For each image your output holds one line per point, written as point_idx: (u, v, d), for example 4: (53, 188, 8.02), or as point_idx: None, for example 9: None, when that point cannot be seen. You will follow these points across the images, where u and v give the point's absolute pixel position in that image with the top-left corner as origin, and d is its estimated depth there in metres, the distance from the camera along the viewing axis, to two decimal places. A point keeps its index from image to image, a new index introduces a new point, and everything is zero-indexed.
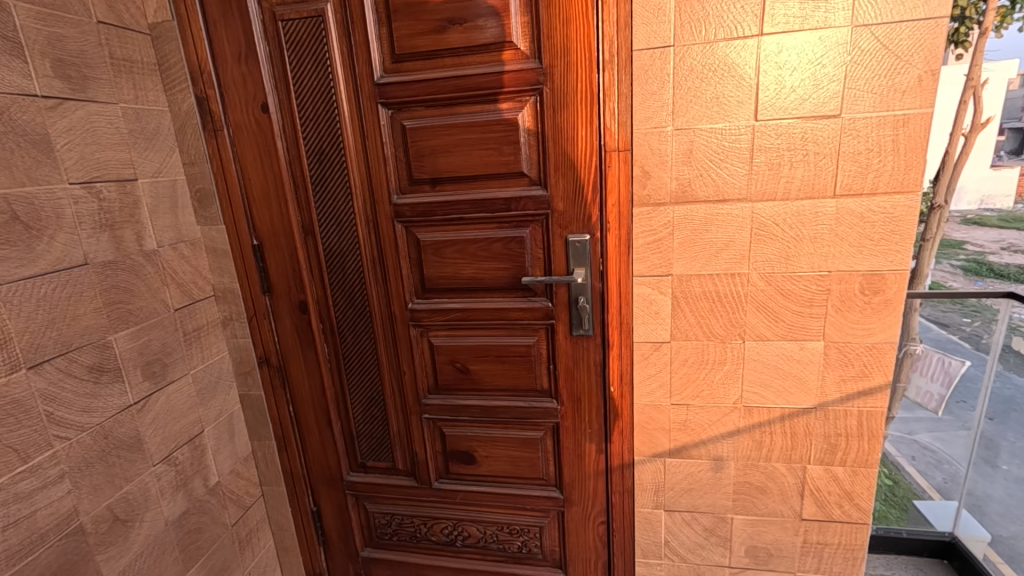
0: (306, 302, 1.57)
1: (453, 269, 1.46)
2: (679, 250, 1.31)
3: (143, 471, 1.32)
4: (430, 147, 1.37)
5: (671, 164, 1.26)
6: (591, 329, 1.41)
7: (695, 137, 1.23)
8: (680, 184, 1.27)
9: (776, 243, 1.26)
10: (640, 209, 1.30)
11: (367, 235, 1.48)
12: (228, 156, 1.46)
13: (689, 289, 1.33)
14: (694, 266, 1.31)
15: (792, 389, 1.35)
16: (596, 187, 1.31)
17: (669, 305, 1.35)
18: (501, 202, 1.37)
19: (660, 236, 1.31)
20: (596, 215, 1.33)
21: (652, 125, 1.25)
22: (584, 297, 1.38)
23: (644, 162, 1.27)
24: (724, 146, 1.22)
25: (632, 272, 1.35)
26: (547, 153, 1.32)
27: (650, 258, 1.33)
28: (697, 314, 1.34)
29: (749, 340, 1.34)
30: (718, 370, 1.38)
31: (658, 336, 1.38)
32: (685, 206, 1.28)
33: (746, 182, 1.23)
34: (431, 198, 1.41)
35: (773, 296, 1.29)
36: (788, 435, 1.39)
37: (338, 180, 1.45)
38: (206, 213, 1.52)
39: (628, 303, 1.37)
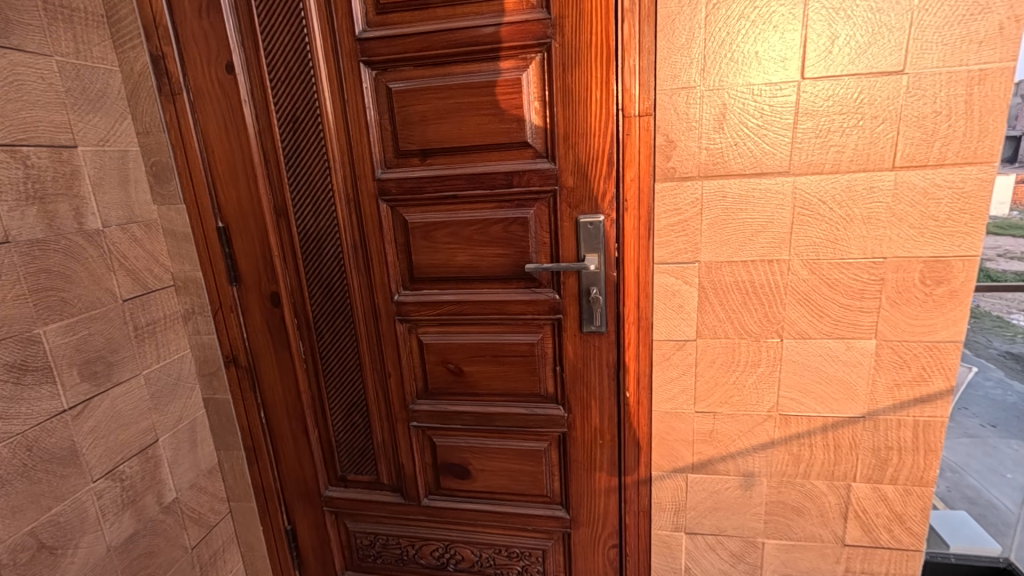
0: (279, 294, 1.38)
1: (446, 255, 1.27)
2: (708, 233, 1.12)
3: (78, 488, 1.13)
4: (420, 113, 1.19)
5: (701, 131, 1.08)
6: (604, 325, 1.23)
7: (728, 99, 1.05)
8: (710, 154, 1.08)
9: (822, 224, 1.08)
10: (663, 184, 1.12)
11: (347, 217, 1.29)
12: (188, 124, 1.27)
13: (719, 279, 1.15)
14: (726, 252, 1.13)
15: (836, 395, 1.17)
16: (611, 159, 1.13)
17: (695, 297, 1.17)
18: (501, 178, 1.19)
19: (686, 217, 1.12)
20: (612, 192, 1.15)
21: (678, 85, 1.06)
22: (597, 288, 1.20)
23: (669, 129, 1.09)
24: (762, 108, 1.04)
25: (652, 258, 1.16)
26: (556, 119, 1.14)
27: (674, 242, 1.14)
28: (728, 307, 1.16)
29: (788, 338, 1.16)
30: (750, 373, 1.19)
31: (681, 333, 1.20)
32: (717, 180, 1.09)
33: (789, 152, 1.05)
34: (421, 174, 1.23)
35: (817, 286, 1.11)
36: (831, 449, 1.21)
37: (314, 152, 1.26)
38: (163, 191, 1.33)
39: (648, 295, 1.19)
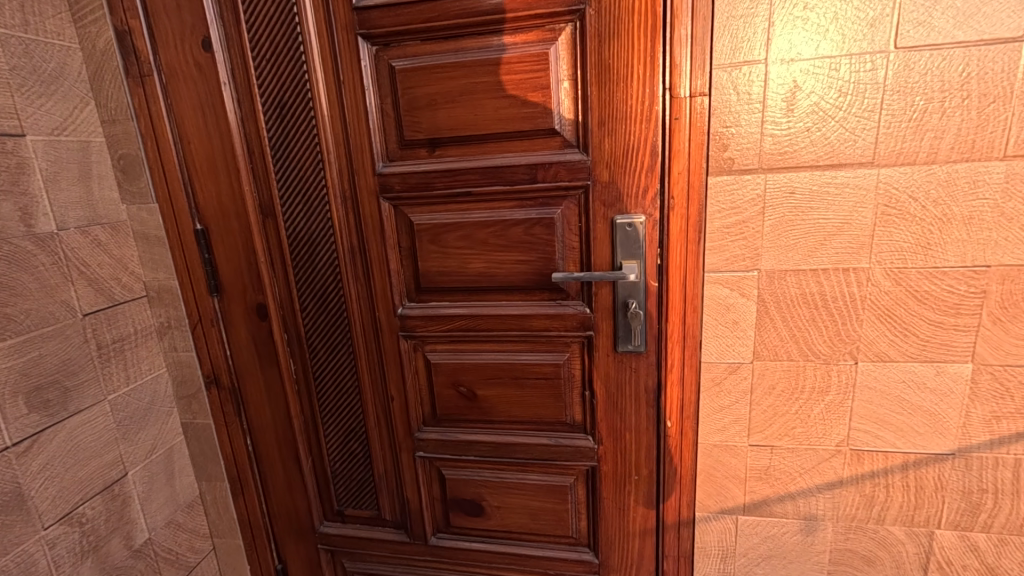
0: (266, 306, 1.21)
1: (458, 262, 1.09)
2: (771, 236, 0.94)
3: (24, 539, 0.97)
4: (428, 96, 1.01)
5: (766, 114, 0.90)
6: (643, 344, 1.05)
7: (800, 75, 0.87)
8: (777, 141, 0.90)
9: (912, 226, 0.89)
10: (718, 178, 0.94)
11: (343, 218, 1.11)
12: (160, 111, 1.10)
13: (783, 291, 0.97)
14: (792, 258, 0.95)
15: (920, 428, 0.99)
16: (655, 149, 0.96)
17: (752, 312, 0.99)
18: (524, 172, 1.02)
19: (744, 218, 0.95)
20: (655, 188, 0.97)
21: (738, 59, 0.89)
22: (635, 301, 1.02)
23: (726, 112, 0.91)
24: (843, 85, 0.86)
25: (702, 266, 0.98)
26: (590, 102, 0.96)
27: (729, 247, 0.97)
28: (792, 324, 0.98)
29: (864, 361, 0.97)
30: (817, 401, 1.01)
31: (735, 354, 1.02)
32: (784, 173, 0.91)
33: (875, 138, 0.87)
34: (429, 167, 1.05)
35: (903, 300, 0.93)
36: (912, 491, 1.02)
37: (305, 142, 1.08)
38: (133, 188, 1.15)
39: (696, 309, 1.01)
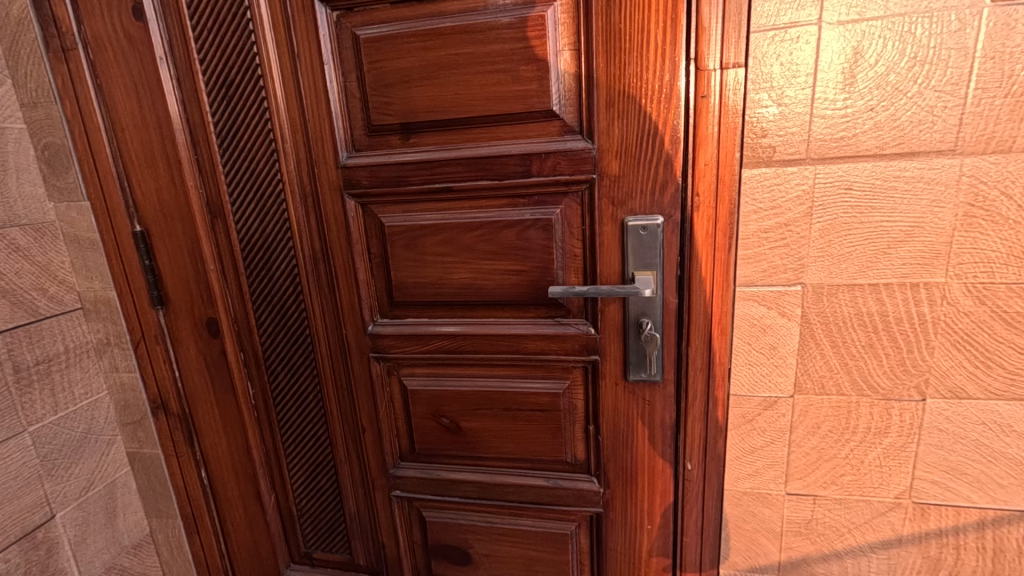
0: (218, 322, 1.04)
1: (437, 272, 0.91)
2: (821, 242, 0.76)
3: None
4: (400, 71, 0.83)
5: (817, 88, 0.71)
6: (659, 372, 0.87)
7: (863, 39, 0.69)
8: (831, 123, 0.72)
9: (1002, 231, 0.71)
10: (754, 171, 0.76)
11: (302, 219, 0.94)
12: (86, 92, 0.93)
13: (834, 310, 0.78)
14: (847, 270, 0.76)
15: (1001, 479, 0.80)
16: (675, 135, 0.78)
17: (795, 336, 0.80)
18: (515, 163, 0.84)
19: (787, 219, 0.76)
20: (676, 183, 0.79)
21: (783, 20, 0.70)
22: (650, 321, 0.84)
23: (766, 87, 0.73)
24: (921, 51, 0.68)
25: (733, 279, 0.80)
26: (595, 76, 0.78)
27: (767, 256, 0.78)
28: (844, 351, 0.80)
29: (934, 397, 0.79)
30: (873, 445, 0.83)
31: (771, 385, 0.84)
32: (839, 162, 0.73)
33: (959, 119, 0.68)
34: (402, 158, 0.87)
35: (988, 324, 0.74)
36: (989, 554, 0.83)
37: (256, 129, 0.91)
38: (61, 183, 0.99)
39: (724, 331, 0.83)
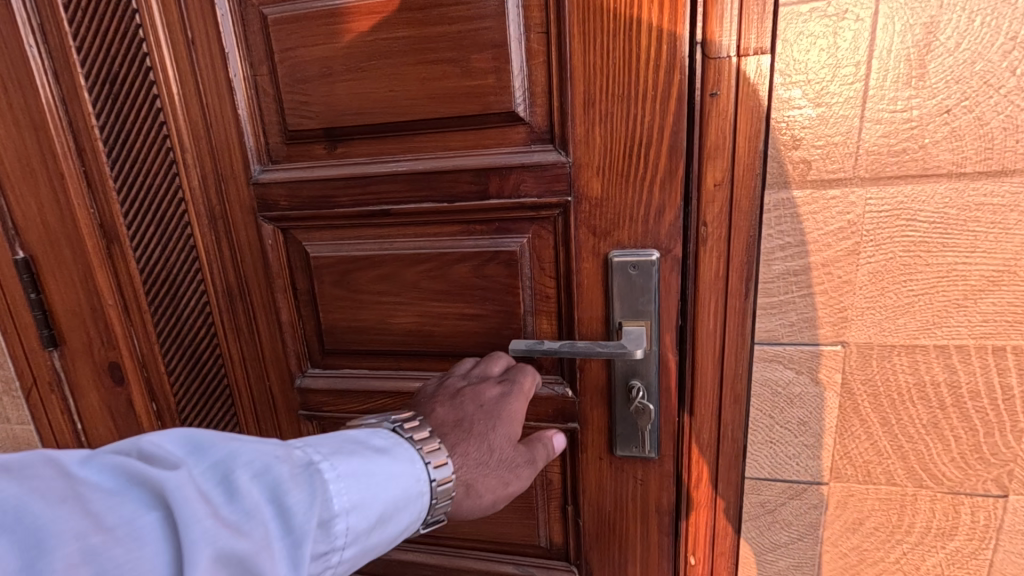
0: (121, 366, 0.86)
1: (375, 315, 0.73)
2: (872, 289, 0.57)
3: None
4: (320, 62, 0.64)
5: (872, 81, 0.52)
6: (653, 448, 0.68)
7: (937, 15, 0.49)
8: (889, 129, 0.53)
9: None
10: (781, 194, 0.56)
11: (211, 247, 0.76)
12: None
13: (888, 378, 0.59)
14: (907, 326, 0.57)
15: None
16: (676, 145, 0.58)
17: (833, 409, 0.62)
18: (468, 181, 0.65)
19: (825, 259, 0.57)
20: (675, 209, 0.60)
21: None
22: (642, 385, 0.65)
23: (800, 79, 0.53)
24: (1021, 31, 0.48)
25: (750, 334, 0.61)
26: (569, 67, 0.59)
27: (797, 306, 0.59)
28: (898, 430, 0.61)
29: (1015, 493, 0.60)
30: (932, 549, 0.63)
31: (799, 469, 0.65)
32: (901, 182, 0.54)
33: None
34: (329, 173, 0.69)
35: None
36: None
37: (149, 135, 0.72)
38: None
39: (738, 399, 0.64)
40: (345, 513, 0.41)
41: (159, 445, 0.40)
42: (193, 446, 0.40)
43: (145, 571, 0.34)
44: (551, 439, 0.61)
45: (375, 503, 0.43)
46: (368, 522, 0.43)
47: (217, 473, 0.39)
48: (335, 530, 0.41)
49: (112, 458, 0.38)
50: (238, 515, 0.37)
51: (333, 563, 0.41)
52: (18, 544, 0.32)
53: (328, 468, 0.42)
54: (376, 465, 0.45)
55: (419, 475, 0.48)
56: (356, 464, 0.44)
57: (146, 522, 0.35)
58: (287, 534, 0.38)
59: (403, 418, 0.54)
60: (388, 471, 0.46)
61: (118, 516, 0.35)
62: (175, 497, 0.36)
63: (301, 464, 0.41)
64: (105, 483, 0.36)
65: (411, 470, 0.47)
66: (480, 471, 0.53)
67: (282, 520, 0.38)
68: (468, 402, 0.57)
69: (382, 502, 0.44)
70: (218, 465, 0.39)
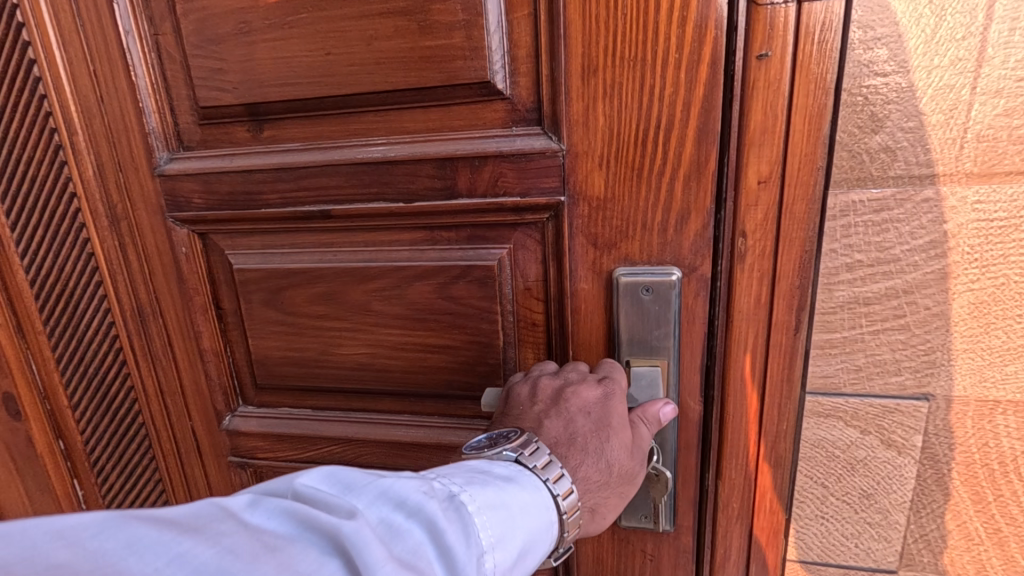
0: (15, 399, 0.65)
1: (316, 344, 0.57)
2: (973, 325, 0.42)
3: None
4: (235, 15, 0.49)
5: (993, 37, 0.37)
6: (668, 522, 0.52)
7: None
8: (1012, 105, 0.38)
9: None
10: (853, 197, 0.41)
11: (115, 255, 0.60)
12: None
13: (988, 443, 0.44)
14: (1019, 374, 0.42)
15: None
16: (708, 127, 0.43)
17: (909, 481, 0.46)
18: (430, 174, 0.49)
19: (908, 283, 0.42)
20: (704, 214, 0.45)
21: None
22: (655, 444, 0.50)
23: (889, 35, 0.38)
24: None
25: (799, 382, 0.46)
26: (563, 19, 0.43)
27: (866, 345, 0.44)
28: (996, 510, 0.45)
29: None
30: None
31: (861, 554, 0.49)
32: (1021, 179, 0.39)
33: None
34: (251, 163, 0.53)
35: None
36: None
37: (24, 111, 0.56)
38: None
39: (782, 465, 0.48)
40: (499, 552, 0.33)
41: (321, 484, 0.31)
42: (347, 481, 0.31)
43: None
44: (655, 413, 0.45)
45: (522, 541, 0.35)
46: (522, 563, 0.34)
47: (382, 514, 0.30)
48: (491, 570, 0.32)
49: (271, 500, 0.29)
50: (411, 553, 0.29)
51: None
52: None
53: (470, 498, 0.34)
54: (517, 497, 0.36)
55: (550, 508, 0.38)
56: (501, 497, 0.35)
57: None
58: None
59: (511, 439, 0.41)
60: (530, 504, 0.37)
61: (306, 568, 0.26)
62: (359, 544, 0.27)
63: (444, 500, 0.32)
64: (284, 528, 0.28)
65: (542, 507, 0.37)
66: (603, 496, 0.43)
67: (448, 559, 0.30)
68: (576, 411, 0.43)
69: (526, 536, 0.35)
70: (381, 501, 0.31)
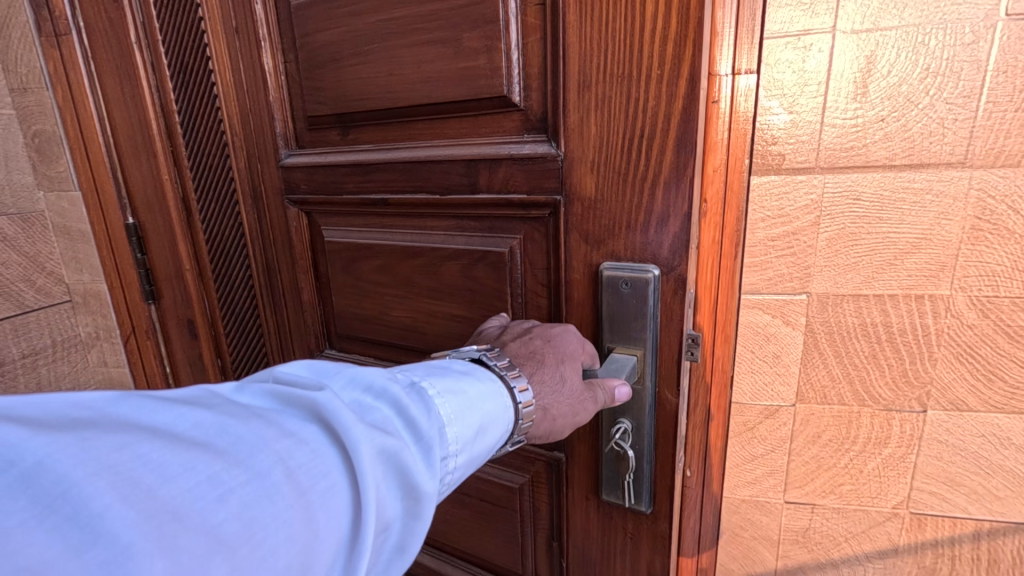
0: (195, 324, 0.89)
1: (377, 304, 0.71)
2: (827, 249, 0.65)
3: None
4: (331, 47, 0.64)
5: (827, 100, 0.60)
6: (645, 501, 0.56)
7: (876, 46, 0.57)
8: (841, 133, 0.61)
9: (1003, 246, 0.59)
10: (761, 179, 0.65)
11: (253, 227, 0.80)
12: (80, 85, 0.82)
13: (835, 319, 0.67)
14: (852, 280, 0.65)
15: (1000, 491, 0.68)
16: (684, 137, 0.46)
17: (798, 347, 0.69)
18: (458, 172, 0.59)
19: (793, 228, 0.65)
20: (681, 217, 0.48)
21: (795, 28, 0.59)
22: (630, 426, 0.54)
23: (777, 94, 0.62)
24: (933, 62, 0.56)
25: (738, 287, 0.68)
26: (563, 42, 0.50)
27: (771, 264, 0.67)
28: (845, 362, 0.68)
29: (934, 409, 0.67)
30: (872, 459, 0.70)
31: (770, 394, 0.72)
32: (850, 173, 0.62)
33: (968, 128, 0.57)
34: (339, 160, 0.68)
35: (991, 336, 0.63)
36: (985, 565, 0.71)
37: (208, 122, 0.78)
38: (53, 172, 0.90)
39: (728, 338, 0.69)
40: (457, 427, 0.40)
41: (292, 374, 0.37)
42: (323, 371, 0.38)
43: (332, 474, 0.31)
44: (611, 389, 0.49)
45: (479, 420, 0.42)
46: (474, 433, 0.41)
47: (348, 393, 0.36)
48: (452, 439, 0.39)
49: (260, 385, 0.35)
50: (383, 419, 0.36)
51: (450, 471, 0.39)
52: (226, 445, 0.29)
53: (427, 385, 0.41)
54: (470, 386, 0.43)
55: (505, 397, 0.45)
56: (454, 384, 0.42)
57: (314, 431, 0.32)
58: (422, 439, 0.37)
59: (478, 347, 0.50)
60: (481, 393, 0.43)
61: (291, 424, 0.32)
62: (337, 403, 0.34)
63: (404, 385, 0.40)
64: (266, 403, 0.34)
65: (496, 395, 0.45)
66: (555, 397, 0.48)
67: (412, 428, 0.37)
68: (537, 336, 0.52)
69: (481, 416, 0.42)
70: (353, 384, 0.38)
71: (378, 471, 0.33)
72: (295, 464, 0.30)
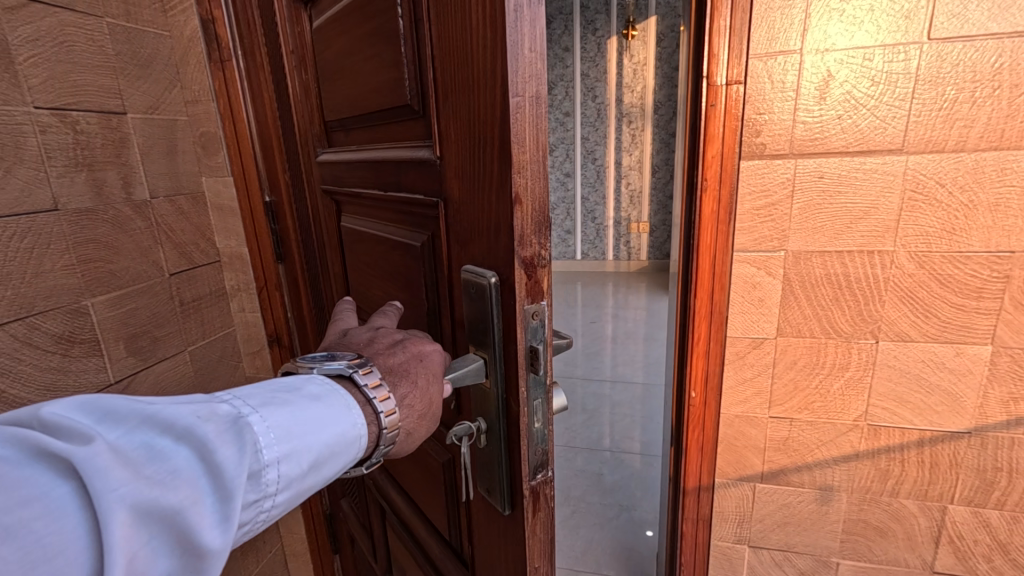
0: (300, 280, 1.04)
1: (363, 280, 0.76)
2: (799, 215, 0.75)
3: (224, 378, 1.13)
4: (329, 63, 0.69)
5: (795, 102, 0.71)
6: (505, 503, 0.48)
7: (831, 59, 0.69)
8: (808, 127, 0.72)
9: (935, 213, 0.70)
10: (750, 163, 0.75)
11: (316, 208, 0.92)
12: (236, 93, 0.98)
13: (804, 272, 0.77)
14: (818, 241, 0.75)
15: (937, 406, 0.77)
16: (505, 140, 0.38)
17: (777, 294, 0.79)
18: (389, 171, 0.60)
19: (774, 197, 0.75)
20: (508, 230, 0.41)
21: (774, 48, 0.70)
22: (482, 427, 0.48)
23: (760, 97, 0.73)
24: (878, 75, 0.68)
25: (731, 244, 0.78)
26: (432, 45, 0.45)
27: (756, 228, 0.77)
28: (811, 309, 0.78)
29: (884, 340, 0.77)
30: (836, 380, 0.80)
31: (759, 332, 0.81)
32: (815, 159, 0.73)
33: (904, 124, 0.68)
34: (339, 158, 0.75)
35: (926, 283, 0.73)
36: (929, 468, 0.80)
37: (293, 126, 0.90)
38: (213, 164, 1.04)
39: (723, 287, 0.80)
40: (274, 471, 0.36)
41: (62, 413, 0.31)
42: (106, 409, 0.33)
43: (76, 546, 0.29)
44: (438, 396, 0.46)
45: (313, 455, 0.38)
46: (302, 469, 0.38)
47: (128, 443, 0.32)
48: (264, 485, 0.36)
49: (2, 428, 0.30)
50: (166, 472, 0.32)
51: (263, 510, 0.36)
52: None
53: (251, 423, 0.36)
54: (306, 417, 0.39)
55: (353, 421, 0.41)
56: (288, 417, 0.38)
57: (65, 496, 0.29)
58: (221, 490, 0.33)
59: (346, 357, 0.44)
60: (319, 423, 0.39)
61: (36, 488, 0.29)
62: (98, 466, 0.30)
63: (223, 423, 0.35)
64: (22, 454, 0.29)
65: (339, 422, 0.41)
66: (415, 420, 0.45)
67: (208, 479, 0.33)
68: (411, 352, 0.46)
69: (319, 449, 0.39)
70: (145, 427, 0.33)
71: (140, 535, 0.31)
72: (24, 542, 0.27)
